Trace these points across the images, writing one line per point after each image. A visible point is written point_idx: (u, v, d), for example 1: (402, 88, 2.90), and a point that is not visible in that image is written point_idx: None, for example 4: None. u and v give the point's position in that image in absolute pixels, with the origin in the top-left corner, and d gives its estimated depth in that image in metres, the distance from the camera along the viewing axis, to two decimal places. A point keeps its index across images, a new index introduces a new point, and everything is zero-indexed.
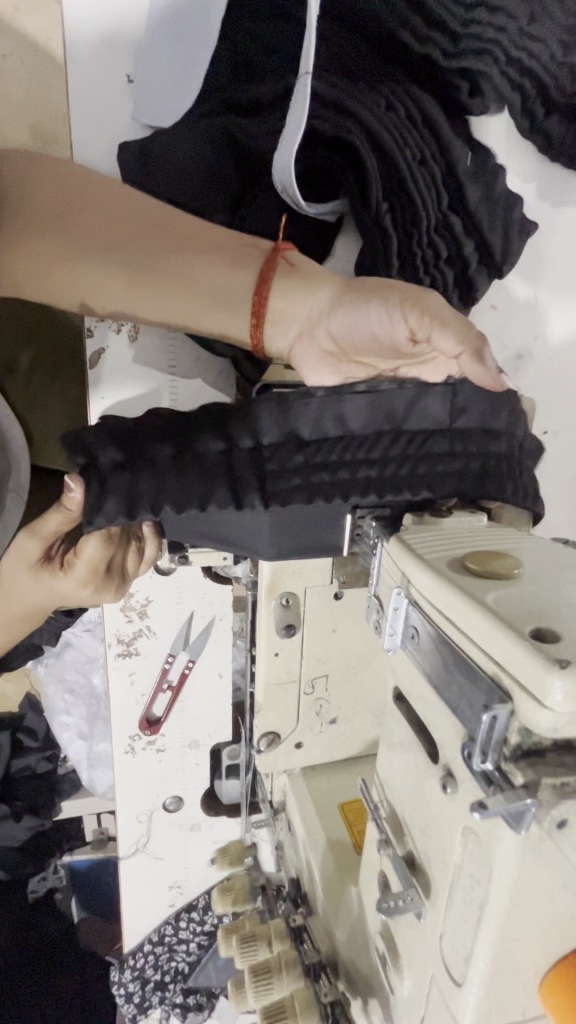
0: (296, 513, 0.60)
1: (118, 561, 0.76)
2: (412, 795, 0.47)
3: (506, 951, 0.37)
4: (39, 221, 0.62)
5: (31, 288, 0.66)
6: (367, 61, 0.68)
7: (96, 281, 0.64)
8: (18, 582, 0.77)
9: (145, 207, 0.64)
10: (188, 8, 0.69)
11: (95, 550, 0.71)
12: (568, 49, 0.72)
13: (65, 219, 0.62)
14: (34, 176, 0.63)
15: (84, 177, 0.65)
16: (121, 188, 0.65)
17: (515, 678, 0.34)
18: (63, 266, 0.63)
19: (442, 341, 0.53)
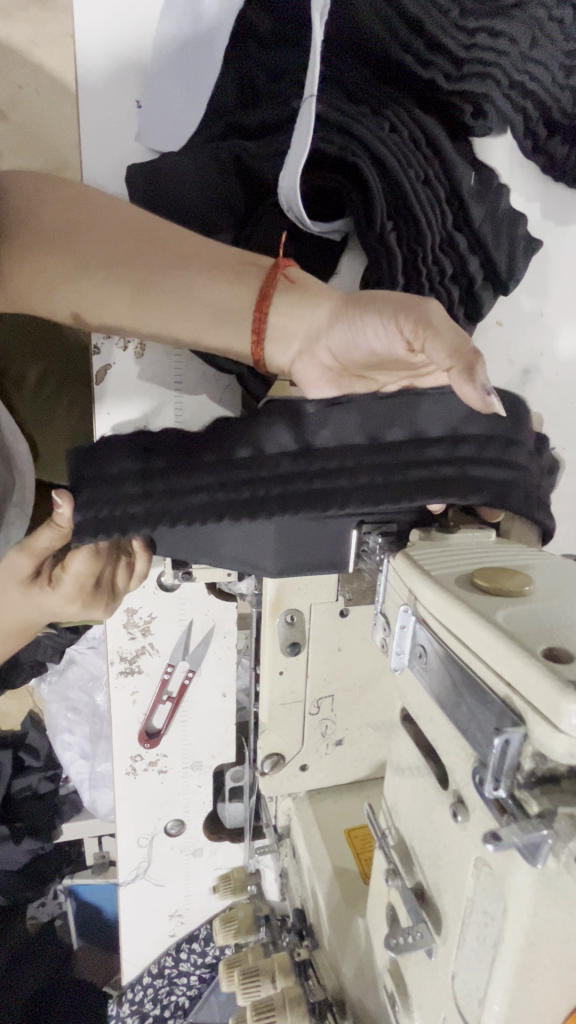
0: (301, 528, 0.60)
1: (108, 575, 0.76)
2: (421, 822, 0.45)
3: (521, 995, 0.35)
4: (43, 237, 0.63)
5: (36, 304, 0.67)
6: (371, 86, 0.69)
7: (100, 292, 0.64)
8: (4, 595, 0.75)
9: (148, 224, 0.65)
10: (195, 36, 0.71)
11: (83, 565, 0.71)
12: (568, 72, 0.73)
13: (72, 232, 0.63)
14: (40, 193, 0.64)
15: (89, 196, 0.66)
16: (125, 206, 0.66)
17: (528, 701, 0.32)
18: (67, 284, 0.64)
19: (434, 351, 0.50)
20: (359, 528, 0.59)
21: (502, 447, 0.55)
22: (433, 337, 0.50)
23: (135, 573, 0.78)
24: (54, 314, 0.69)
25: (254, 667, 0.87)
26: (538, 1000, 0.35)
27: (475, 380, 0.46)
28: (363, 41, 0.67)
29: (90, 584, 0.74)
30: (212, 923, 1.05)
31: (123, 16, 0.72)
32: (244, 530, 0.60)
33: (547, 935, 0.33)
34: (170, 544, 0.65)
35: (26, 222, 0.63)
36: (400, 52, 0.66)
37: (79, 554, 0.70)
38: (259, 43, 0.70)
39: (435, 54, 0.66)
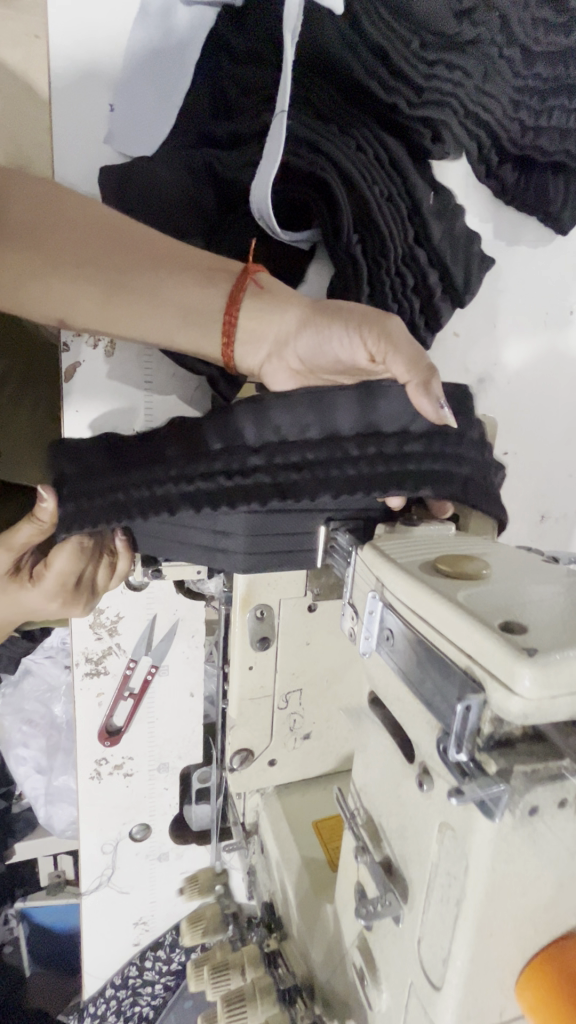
0: (269, 521, 0.67)
1: (89, 575, 0.75)
2: (389, 798, 0.47)
3: (481, 946, 0.38)
4: (13, 235, 0.63)
5: (6, 301, 0.67)
6: (336, 105, 0.73)
7: (71, 286, 0.65)
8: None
9: (120, 224, 0.66)
10: (166, 46, 0.69)
11: (65, 563, 0.71)
12: (517, 106, 0.79)
13: (44, 230, 0.64)
14: (10, 191, 0.65)
15: (60, 194, 0.66)
16: (96, 205, 0.67)
17: (486, 668, 0.35)
18: (38, 281, 0.64)
19: (394, 367, 0.59)
20: (327, 526, 0.68)
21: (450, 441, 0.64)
22: (394, 355, 0.59)
23: (116, 572, 0.77)
24: (25, 310, 0.69)
25: (223, 667, 0.89)
26: (496, 944, 0.39)
27: (430, 394, 0.58)
28: (327, 65, 0.70)
29: (71, 582, 0.73)
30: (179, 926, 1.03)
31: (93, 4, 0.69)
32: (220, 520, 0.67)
33: (504, 880, 0.37)
34: (150, 540, 0.72)
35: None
36: (365, 76, 0.69)
37: (63, 549, 0.70)
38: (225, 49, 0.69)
39: (398, 83, 0.70)
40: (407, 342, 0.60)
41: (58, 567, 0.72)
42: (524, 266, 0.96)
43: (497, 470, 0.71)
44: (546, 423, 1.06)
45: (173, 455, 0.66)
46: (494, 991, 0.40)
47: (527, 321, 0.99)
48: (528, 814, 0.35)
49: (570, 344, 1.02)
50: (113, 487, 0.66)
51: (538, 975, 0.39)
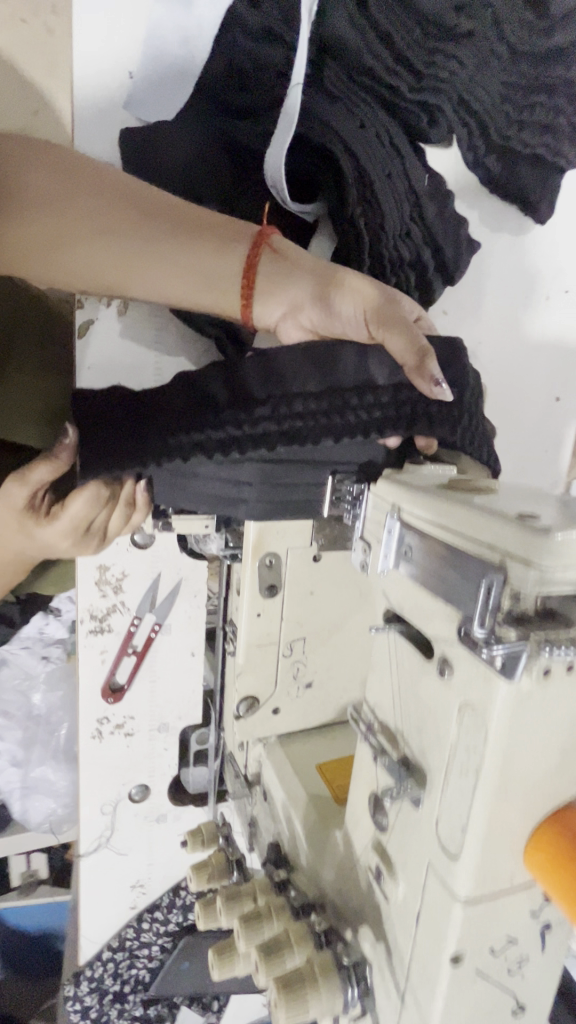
0: (279, 470, 0.72)
1: (102, 519, 0.77)
2: (406, 700, 0.52)
3: (497, 805, 0.43)
4: (38, 203, 0.66)
5: (30, 268, 0.70)
6: (343, 82, 0.76)
7: (96, 250, 0.68)
8: (8, 534, 0.78)
9: (138, 190, 0.69)
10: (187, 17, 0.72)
11: (82, 504, 0.74)
12: (504, 98, 0.86)
13: (67, 198, 0.66)
14: (30, 159, 0.67)
15: (79, 162, 0.69)
16: (114, 172, 0.70)
17: (506, 550, 0.40)
18: (64, 248, 0.67)
19: (392, 346, 0.65)
20: (334, 478, 0.73)
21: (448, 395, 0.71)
22: (391, 334, 0.66)
23: (128, 520, 0.79)
24: (48, 278, 0.71)
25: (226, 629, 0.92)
26: (510, 805, 0.43)
27: (426, 374, 0.63)
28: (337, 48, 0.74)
29: (83, 527, 0.76)
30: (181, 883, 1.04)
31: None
32: (234, 470, 0.72)
33: (519, 740, 0.41)
34: (165, 488, 0.76)
35: (17, 187, 0.66)
36: (370, 59, 0.75)
37: (82, 492, 0.74)
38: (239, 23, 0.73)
39: (399, 65, 0.77)
40: (405, 325, 0.66)
41: (74, 511, 0.75)
42: (506, 251, 1.04)
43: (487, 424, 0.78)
44: (523, 400, 1.14)
45: (185, 408, 0.70)
46: (507, 853, 0.45)
47: (508, 303, 1.07)
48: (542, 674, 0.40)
49: (545, 327, 1.11)
50: (133, 436, 0.71)
51: (544, 838, 0.44)
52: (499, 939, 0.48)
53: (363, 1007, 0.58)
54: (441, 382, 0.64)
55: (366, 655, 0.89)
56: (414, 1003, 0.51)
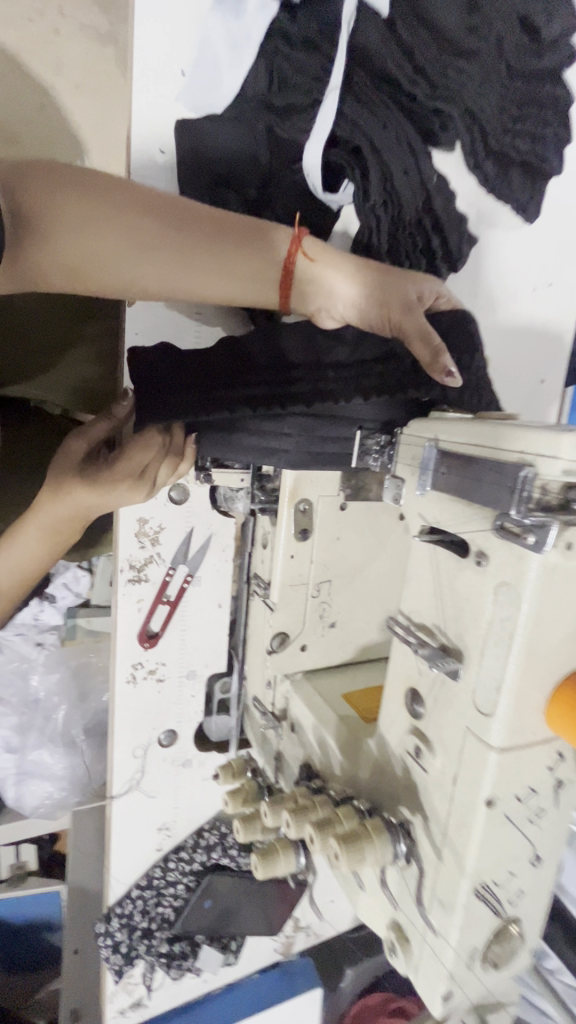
0: (316, 420, 0.80)
1: (153, 469, 0.83)
2: (443, 596, 0.62)
3: (527, 661, 0.53)
4: (73, 218, 0.66)
5: (64, 279, 0.69)
6: (369, 85, 0.86)
7: (144, 261, 0.72)
8: (69, 489, 0.81)
9: (167, 201, 0.74)
10: (237, 24, 0.82)
11: (138, 449, 0.82)
12: (503, 108, 0.99)
13: (103, 212, 0.68)
14: (54, 177, 0.66)
15: (101, 178, 0.70)
16: (136, 186, 0.73)
17: (536, 452, 0.51)
18: (106, 260, 0.70)
19: (413, 345, 0.77)
20: (361, 433, 0.81)
21: (461, 357, 0.83)
22: (410, 333, 0.78)
23: (176, 469, 0.86)
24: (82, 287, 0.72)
25: (254, 580, 1.00)
26: (537, 660, 0.54)
27: (441, 368, 0.74)
28: (365, 58, 0.85)
29: (138, 472, 0.82)
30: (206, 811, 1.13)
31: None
32: (273, 421, 0.81)
33: (546, 605, 0.52)
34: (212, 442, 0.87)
35: (48, 203, 0.65)
36: (393, 70, 0.86)
37: (140, 438, 0.82)
38: (281, 31, 0.83)
39: (417, 75, 0.88)
40: (423, 326, 0.78)
41: (134, 455, 0.82)
42: (500, 245, 1.16)
43: (489, 386, 0.91)
44: (512, 382, 1.27)
45: (231, 370, 0.83)
46: (532, 705, 0.55)
47: (498, 294, 1.20)
48: (565, 546, 0.51)
49: (531, 315, 1.25)
50: (189, 394, 0.83)
51: (561, 688, 0.55)
52: (522, 787, 0.58)
53: (409, 858, 0.65)
54: (453, 370, 0.74)
55: (383, 599, 0.99)
56: (451, 853, 0.60)
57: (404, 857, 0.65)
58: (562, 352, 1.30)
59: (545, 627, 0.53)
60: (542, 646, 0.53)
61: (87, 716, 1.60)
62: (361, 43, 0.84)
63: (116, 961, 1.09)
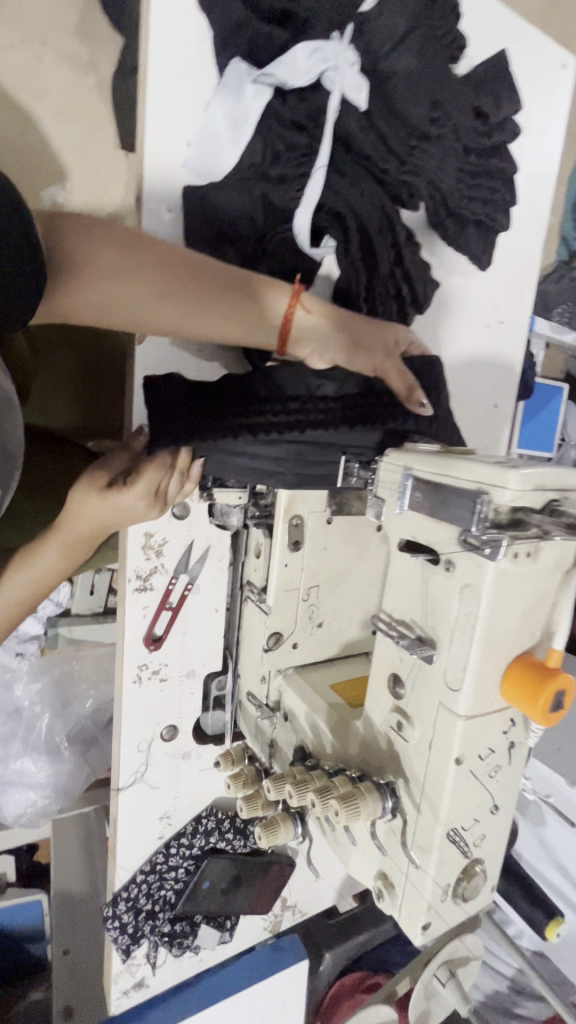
0: (308, 449, 0.93)
1: (163, 486, 0.96)
2: (420, 597, 0.75)
3: (486, 645, 0.68)
4: (108, 265, 0.83)
5: (96, 314, 0.86)
6: (348, 161, 1.01)
7: (162, 303, 0.88)
8: (89, 505, 0.94)
9: (185, 257, 0.90)
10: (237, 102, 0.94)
11: (152, 471, 0.93)
12: (460, 178, 1.15)
13: (132, 264, 0.85)
14: (99, 233, 0.85)
15: (134, 238, 0.88)
16: (162, 244, 0.90)
17: (491, 483, 0.65)
18: (130, 300, 0.86)
19: (394, 384, 0.98)
20: (345, 459, 0.95)
21: (430, 395, 0.98)
22: (391, 373, 0.98)
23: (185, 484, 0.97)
24: (110, 321, 0.88)
25: (249, 584, 1.13)
26: (495, 644, 0.69)
27: (418, 400, 0.97)
28: (344, 138, 0.99)
29: (153, 489, 0.94)
30: (203, 801, 1.24)
31: (176, 59, 0.93)
32: (271, 446, 0.93)
33: (501, 599, 0.67)
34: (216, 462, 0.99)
35: (89, 252, 0.82)
36: (369, 148, 1.01)
37: (151, 461, 0.94)
38: (274, 112, 0.96)
39: (388, 153, 1.03)
40: (399, 368, 0.98)
41: (147, 475, 0.94)
42: (458, 290, 1.34)
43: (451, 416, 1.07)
44: (469, 407, 1.45)
45: (233, 403, 0.95)
46: (491, 680, 0.70)
47: (458, 331, 1.37)
48: (514, 557, 0.65)
49: (486, 349, 1.43)
50: (196, 423, 0.94)
51: (512, 666, 0.70)
52: (484, 747, 0.73)
53: (394, 813, 0.78)
54: (424, 401, 0.97)
55: (363, 600, 1.12)
56: (427, 806, 0.74)
57: (391, 811, 0.78)
58: (513, 381, 1.48)
59: (498, 619, 0.67)
60: (497, 633, 0.68)
61: (69, 722, 1.65)
62: (341, 126, 0.98)
63: (123, 941, 1.19)
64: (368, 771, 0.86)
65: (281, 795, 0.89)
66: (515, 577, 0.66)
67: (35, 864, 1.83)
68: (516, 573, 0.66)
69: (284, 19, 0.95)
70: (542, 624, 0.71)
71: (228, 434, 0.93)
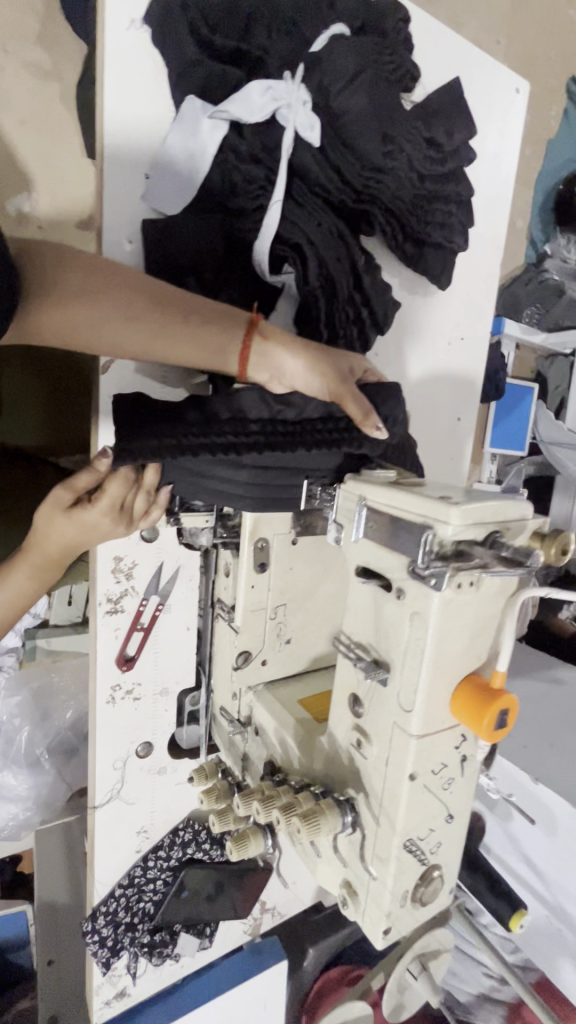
0: (270, 474, 0.97)
1: (129, 502, 0.98)
2: (375, 623, 0.79)
3: (435, 669, 0.72)
4: (72, 291, 0.86)
5: (61, 336, 0.89)
6: (305, 193, 1.03)
7: (125, 328, 0.90)
8: (55, 522, 0.97)
9: (150, 284, 0.93)
10: (192, 136, 0.96)
11: (117, 488, 0.95)
12: (416, 204, 1.18)
13: (96, 291, 0.88)
14: (66, 258, 0.88)
15: (99, 265, 0.90)
16: (128, 271, 0.93)
17: (435, 518, 0.69)
18: (93, 324, 0.89)
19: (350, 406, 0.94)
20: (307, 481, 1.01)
21: (388, 422, 1.01)
22: (346, 396, 0.94)
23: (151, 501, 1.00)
24: (75, 343, 0.91)
25: (219, 603, 1.16)
26: (444, 666, 0.73)
27: (373, 427, 0.94)
28: (300, 171, 1.02)
29: (118, 505, 0.96)
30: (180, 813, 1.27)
31: (133, 95, 0.95)
32: (233, 472, 0.96)
33: (447, 627, 0.71)
34: (184, 481, 1.00)
35: (54, 276, 0.85)
36: (324, 179, 1.03)
37: (114, 476, 0.95)
38: (231, 145, 0.98)
39: (344, 184, 1.06)
40: (352, 395, 0.94)
41: (111, 491, 0.96)
42: (418, 309, 1.38)
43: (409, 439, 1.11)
44: (433, 421, 1.49)
45: (194, 422, 0.95)
46: (441, 700, 0.74)
47: (420, 349, 1.41)
48: (457, 586, 0.69)
49: (448, 365, 1.47)
50: (155, 436, 0.92)
51: (461, 687, 0.74)
52: (437, 763, 0.77)
53: (354, 826, 0.83)
54: (380, 426, 0.94)
55: (330, 615, 1.15)
56: (385, 818, 0.78)
57: (351, 825, 0.82)
58: (474, 394, 1.53)
59: (446, 643, 0.72)
60: (445, 657, 0.72)
61: (49, 734, 1.66)
62: (297, 159, 1.01)
63: (103, 954, 1.22)
64: (333, 785, 0.90)
65: (250, 811, 0.93)
66: (459, 605, 0.70)
67: (18, 874, 1.84)
68: (460, 601, 0.70)
69: (239, 56, 0.97)
70: (488, 645, 0.76)
71: (190, 448, 0.90)
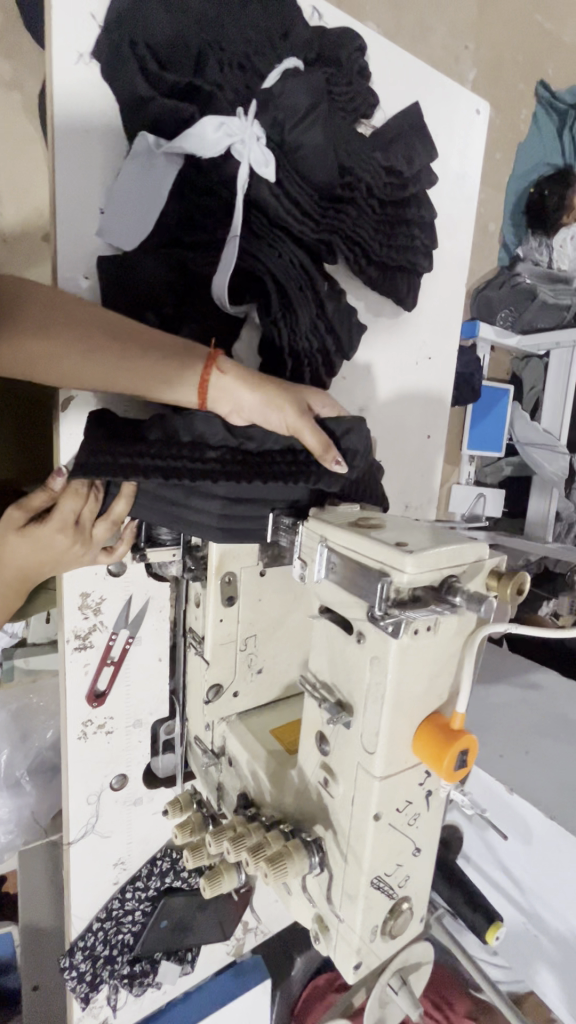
0: (236, 506, 0.94)
1: (86, 517, 0.96)
2: (338, 666, 0.80)
3: (395, 711, 0.73)
4: (29, 323, 0.85)
5: (20, 369, 0.88)
6: (263, 224, 1.03)
7: (83, 361, 0.88)
8: (10, 545, 0.94)
9: (109, 317, 0.91)
10: (146, 170, 0.95)
11: (71, 503, 0.92)
12: (378, 231, 1.18)
13: (55, 323, 0.87)
14: (25, 290, 0.87)
15: (59, 298, 0.89)
16: (89, 306, 0.92)
17: (390, 564, 0.70)
18: (51, 356, 0.87)
19: (309, 438, 0.93)
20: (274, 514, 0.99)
21: (350, 455, 1.01)
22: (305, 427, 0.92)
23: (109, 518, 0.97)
24: (33, 375, 0.89)
25: (190, 633, 1.15)
26: (405, 706, 0.74)
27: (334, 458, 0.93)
28: (258, 205, 1.02)
29: (72, 520, 0.93)
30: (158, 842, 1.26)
31: (87, 138, 0.96)
32: (197, 506, 0.95)
33: (406, 671, 0.72)
34: (151, 504, 0.99)
35: (12, 308, 0.84)
36: (282, 211, 1.03)
37: (69, 493, 0.92)
38: (189, 183, 0.99)
39: (303, 215, 1.05)
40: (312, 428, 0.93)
41: (64, 508, 0.93)
42: (384, 331, 1.39)
43: (374, 466, 1.12)
44: (403, 440, 1.50)
45: (155, 439, 0.92)
46: (403, 740, 0.75)
47: (388, 370, 1.42)
48: (413, 632, 0.70)
49: (415, 384, 1.48)
50: (109, 451, 0.89)
51: (422, 725, 0.75)
52: (401, 801, 0.78)
53: (322, 866, 0.84)
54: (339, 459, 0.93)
55: (301, 642, 1.16)
56: (352, 855, 0.79)
57: (319, 865, 0.84)
58: (443, 411, 1.55)
59: (406, 685, 0.72)
60: (406, 700, 0.73)
61: (29, 755, 1.64)
62: (253, 193, 1.00)
63: (82, 989, 1.21)
64: (303, 822, 0.90)
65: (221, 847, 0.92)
66: (417, 649, 0.71)
67: None
68: (417, 646, 0.71)
69: (191, 91, 0.96)
70: (448, 684, 0.77)
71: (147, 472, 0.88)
